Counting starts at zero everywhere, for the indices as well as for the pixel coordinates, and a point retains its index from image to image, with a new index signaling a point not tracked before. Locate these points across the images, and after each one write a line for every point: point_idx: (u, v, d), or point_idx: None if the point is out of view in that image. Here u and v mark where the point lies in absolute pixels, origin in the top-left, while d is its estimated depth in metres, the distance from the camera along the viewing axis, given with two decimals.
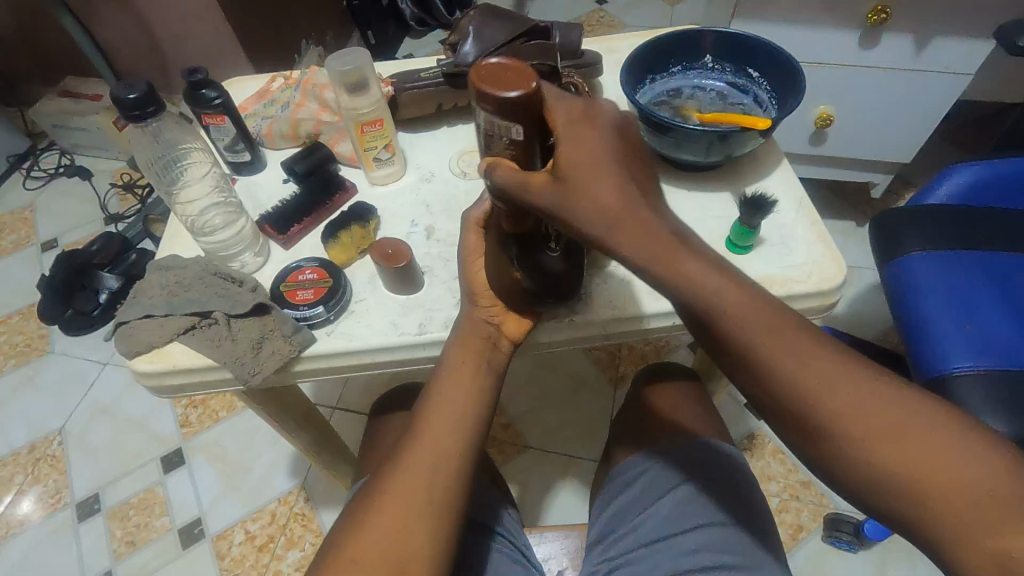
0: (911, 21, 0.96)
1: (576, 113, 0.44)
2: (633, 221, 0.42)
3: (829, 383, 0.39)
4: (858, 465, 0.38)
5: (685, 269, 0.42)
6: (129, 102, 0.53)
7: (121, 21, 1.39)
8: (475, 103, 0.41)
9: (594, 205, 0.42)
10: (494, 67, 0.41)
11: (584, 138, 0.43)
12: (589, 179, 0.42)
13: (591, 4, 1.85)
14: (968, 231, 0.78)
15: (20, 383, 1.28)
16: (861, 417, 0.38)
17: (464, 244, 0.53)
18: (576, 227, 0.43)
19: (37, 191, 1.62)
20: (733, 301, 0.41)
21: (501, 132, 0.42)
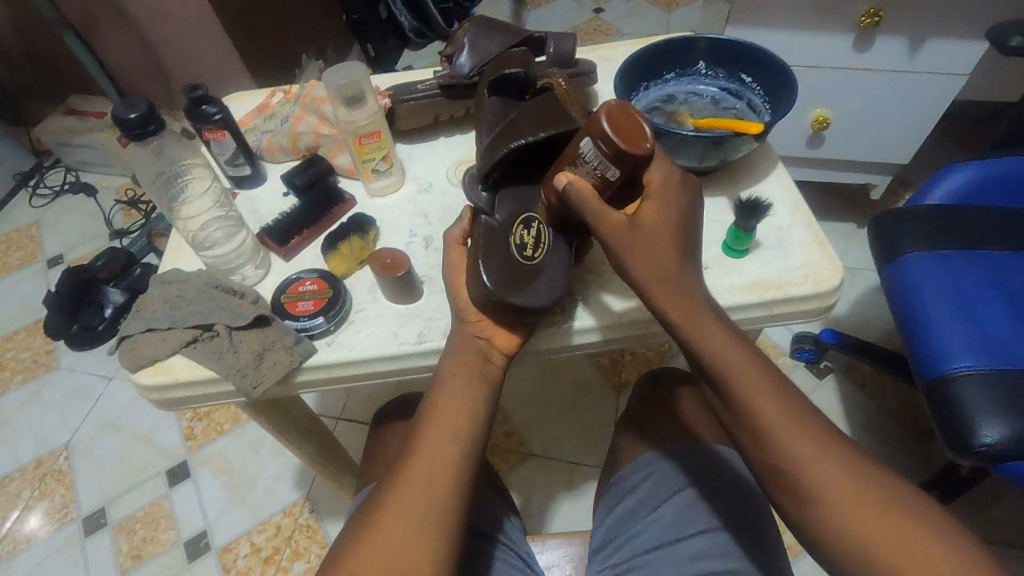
0: (905, 23, 0.97)
1: (666, 178, 0.50)
2: (672, 290, 0.48)
3: (810, 442, 0.44)
4: (833, 526, 0.42)
5: (705, 326, 0.47)
6: (131, 120, 0.54)
7: (125, 40, 1.41)
8: (595, 128, 0.47)
9: (648, 262, 0.48)
10: (618, 114, 0.47)
11: (665, 199, 0.50)
12: (654, 240, 0.49)
13: (587, 12, 1.86)
14: (968, 231, 0.78)
15: (26, 399, 1.29)
16: (841, 486, 0.42)
17: (447, 260, 0.57)
18: (626, 269, 0.49)
19: (43, 208, 1.64)
20: (732, 356, 0.46)
21: (596, 164, 0.48)
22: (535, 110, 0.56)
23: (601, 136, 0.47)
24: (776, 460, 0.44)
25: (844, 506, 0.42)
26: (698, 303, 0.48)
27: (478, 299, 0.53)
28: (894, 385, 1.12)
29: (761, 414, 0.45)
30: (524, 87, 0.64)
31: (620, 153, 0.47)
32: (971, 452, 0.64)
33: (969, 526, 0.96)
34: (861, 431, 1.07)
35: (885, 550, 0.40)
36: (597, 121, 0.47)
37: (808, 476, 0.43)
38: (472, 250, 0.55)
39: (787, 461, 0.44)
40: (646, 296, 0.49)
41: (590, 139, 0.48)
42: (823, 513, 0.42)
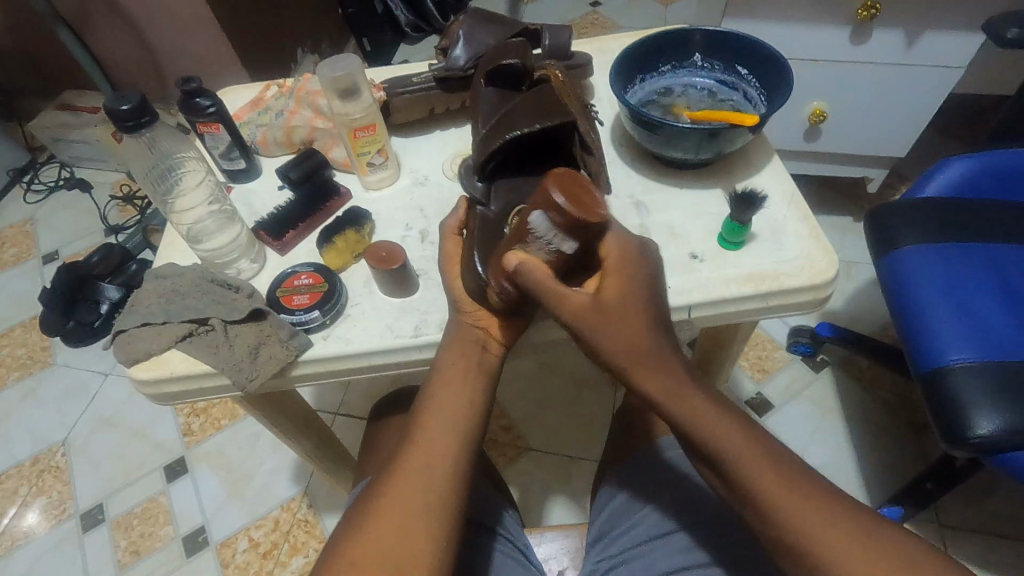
0: (902, 17, 0.97)
1: (622, 253, 0.50)
2: (650, 361, 0.48)
3: (822, 520, 0.42)
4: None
5: (691, 402, 0.47)
6: (123, 112, 0.54)
7: (119, 34, 1.40)
8: (543, 206, 0.43)
9: (616, 342, 0.47)
10: (568, 189, 0.42)
11: (624, 272, 0.49)
12: (618, 316, 0.48)
13: (584, 5, 1.86)
14: (963, 223, 0.78)
15: (22, 395, 1.29)
16: (845, 548, 0.40)
17: (442, 252, 0.56)
18: (594, 347, 0.48)
19: (38, 203, 1.64)
20: (730, 439, 0.45)
21: (550, 240, 0.45)
22: (526, 104, 0.57)
23: (551, 212, 0.43)
24: (785, 539, 0.42)
25: (820, 536, 0.41)
26: (676, 370, 0.48)
27: (472, 288, 0.53)
28: (890, 378, 1.12)
29: (734, 452, 0.45)
30: (520, 79, 0.63)
31: (573, 226, 0.43)
32: (966, 445, 0.64)
33: (963, 518, 0.97)
34: (856, 424, 1.08)
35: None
36: (547, 197, 0.42)
37: (829, 557, 0.40)
38: (468, 241, 0.55)
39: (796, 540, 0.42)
40: (621, 373, 0.48)
41: (541, 212, 0.44)
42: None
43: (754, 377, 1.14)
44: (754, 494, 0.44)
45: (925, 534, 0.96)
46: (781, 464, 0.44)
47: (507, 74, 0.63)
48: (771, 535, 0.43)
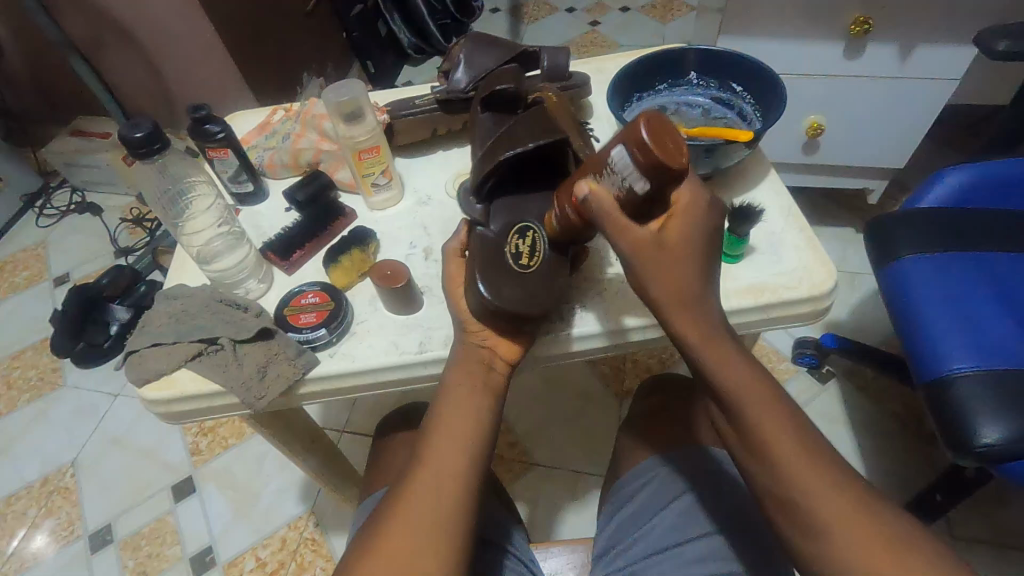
0: (894, 31, 0.98)
1: (692, 201, 0.49)
2: (689, 305, 0.48)
3: (824, 482, 0.43)
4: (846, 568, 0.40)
5: (710, 336, 0.48)
6: (136, 139, 0.55)
7: (129, 62, 1.44)
8: (630, 140, 0.42)
9: (667, 285, 0.48)
10: (657, 126, 0.41)
11: (691, 220, 0.49)
12: (674, 262, 0.48)
13: (584, 26, 1.89)
14: (961, 233, 0.79)
15: (32, 417, 1.30)
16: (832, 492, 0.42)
17: (447, 273, 0.57)
18: (643, 286, 0.49)
19: (50, 227, 1.67)
20: (732, 372, 0.47)
21: (627, 178, 0.44)
22: (516, 127, 0.58)
23: (636, 148, 0.41)
24: (784, 493, 0.43)
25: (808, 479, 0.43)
26: (711, 321, 0.48)
27: (480, 310, 0.53)
28: (896, 389, 1.12)
29: (736, 390, 0.46)
30: (515, 102, 0.65)
31: (655, 171, 0.42)
32: (971, 452, 0.64)
33: (973, 528, 0.96)
34: (864, 435, 1.07)
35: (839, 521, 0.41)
36: (635, 132, 0.41)
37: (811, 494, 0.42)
38: (471, 261, 0.55)
39: (798, 497, 0.43)
40: (660, 312, 0.49)
41: (624, 148, 0.43)
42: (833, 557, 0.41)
43: None
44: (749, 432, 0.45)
45: None
46: (793, 422, 0.45)
47: (502, 100, 0.65)
48: (771, 489, 0.44)
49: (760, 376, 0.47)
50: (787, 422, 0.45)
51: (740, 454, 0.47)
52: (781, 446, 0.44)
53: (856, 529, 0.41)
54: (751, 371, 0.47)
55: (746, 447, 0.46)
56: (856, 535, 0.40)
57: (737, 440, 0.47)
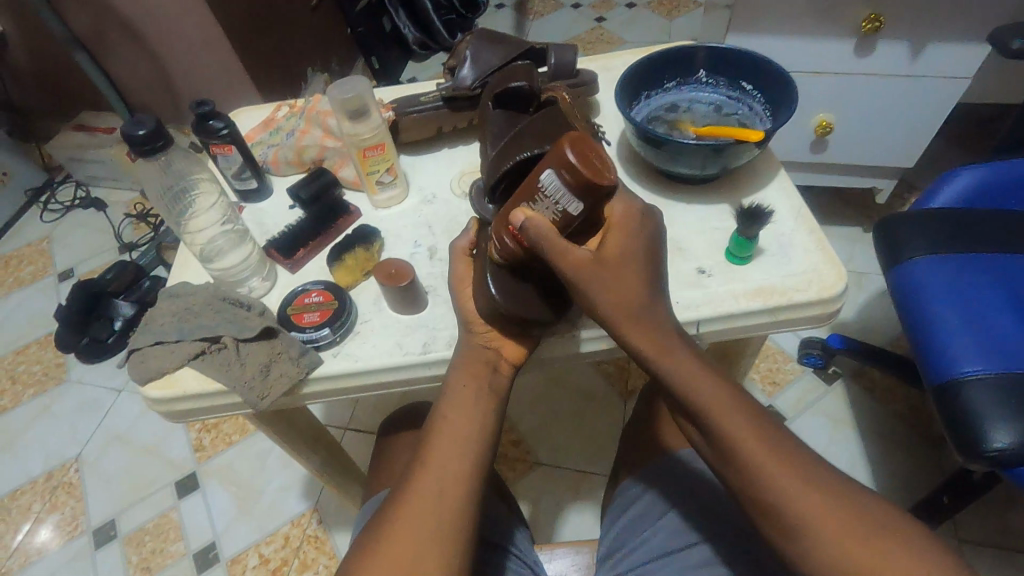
0: (906, 29, 0.97)
1: (627, 212, 0.50)
2: (640, 317, 0.48)
3: (800, 480, 0.43)
4: (837, 566, 0.41)
5: (676, 354, 0.49)
6: (139, 136, 0.55)
7: (133, 57, 1.44)
8: (555, 167, 0.43)
9: (613, 299, 0.48)
10: (580, 147, 0.43)
11: (629, 230, 0.50)
12: (620, 274, 0.48)
13: (590, 22, 1.88)
14: (973, 235, 0.78)
15: (37, 412, 1.30)
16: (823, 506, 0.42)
17: (454, 273, 0.56)
18: (594, 304, 0.48)
19: (54, 222, 1.67)
20: (707, 388, 0.47)
21: (559, 200, 0.44)
22: (528, 128, 0.56)
23: (564, 171, 0.43)
24: (764, 498, 0.44)
25: (797, 494, 0.43)
26: (666, 332, 0.49)
27: (487, 312, 0.52)
28: (903, 390, 1.11)
29: (714, 407, 0.46)
30: (526, 101, 0.64)
31: (582, 190, 0.43)
32: (981, 457, 0.63)
33: (980, 532, 0.95)
34: (870, 436, 1.06)
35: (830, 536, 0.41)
36: (558, 155, 0.43)
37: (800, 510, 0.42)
38: (478, 262, 0.54)
39: (777, 498, 0.43)
40: (611, 327, 0.49)
41: (552, 173, 0.44)
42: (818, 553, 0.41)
43: (765, 390, 1.13)
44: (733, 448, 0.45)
45: None
46: (764, 424, 0.46)
47: (512, 95, 0.64)
48: (752, 495, 0.45)
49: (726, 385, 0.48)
50: (757, 425, 0.46)
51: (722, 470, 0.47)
52: (754, 451, 0.45)
53: (836, 523, 0.41)
54: (715, 380, 0.48)
55: (719, 455, 0.47)
56: (837, 531, 0.41)
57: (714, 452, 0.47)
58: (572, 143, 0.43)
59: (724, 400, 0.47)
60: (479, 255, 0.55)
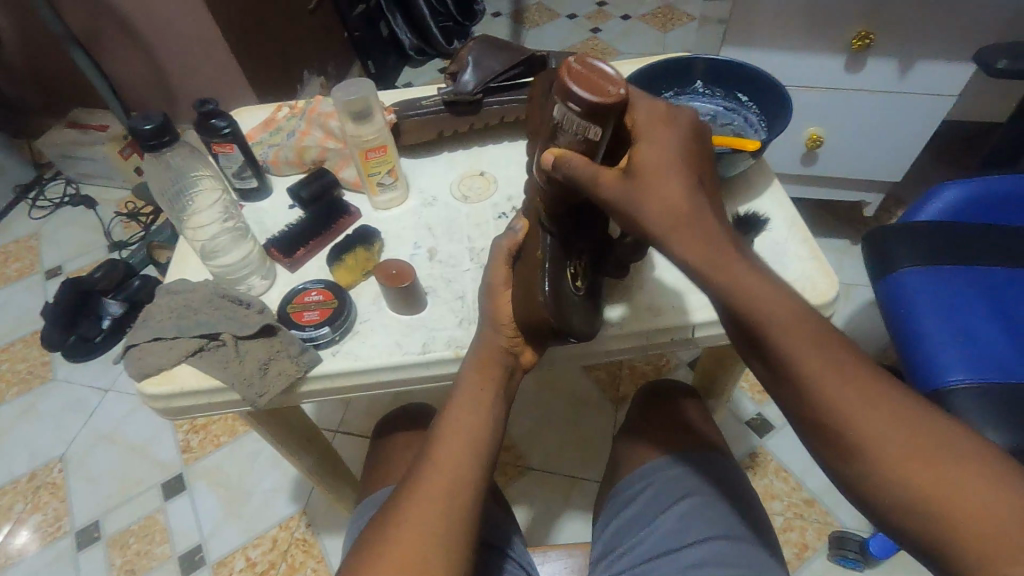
0: (896, 47, 1.00)
1: (651, 114, 0.48)
2: (690, 219, 0.45)
3: (885, 418, 0.40)
4: (908, 506, 0.39)
5: (731, 266, 0.44)
6: (146, 131, 0.55)
7: (129, 55, 1.43)
8: (561, 97, 0.44)
9: (661, 203, 0.45)
10: (580, 66, 0.44)
11: (655, 137, 0.47)
12: (659, 178, 0.46)
13: (585, 32, 1.91)
14: (957, 247, 0.80)
15: (20, 411, 1.28)
16: (901, 446, 0.39)
17: (492, 278, 0.53)
18: (640, 212, 0.46)
19: (43, 219, 1.65)
20: (775, 311, 0.43)
21: (576, 128, 0.45)
22: None
23: (569, 101, 0.43)
24: (840, 435, 0.41)
25: (873, 433, 0.40)
26: (717, 238, 0.45)
27: (519, 319, 0.51)
28: None
29: (784, 336, 0.42)
30: None
31: (592, 109, 0.43)
32: None
33: None
34: None
35: (908, 475, 0.39)
36: (562, 84, 0.43)
37: (874, 446, 0.40)
38: (526, 268, 0.51)
39: (840, 422, 0.41)
40: (661, 241, 0.46)
41: (560, 106, 0.44)
42: (878, 476, 0.40)
43: (754, 399, 1.12)
44: (798, 380, 0.42)
45: None
46: (829, 343, 0.43)
47: None
48: (806, 412, 0.43)
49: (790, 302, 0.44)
50: (824, 342, 0.43)
51: (785, 400, 0.44)
52: (813, 373, 0.42)
53: (914, 463, 0.39)
54: (778, 297, 0.43)
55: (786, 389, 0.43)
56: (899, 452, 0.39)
57: (772, 378, 0.45)
58: (574, 66, 0.44)
59: (795, 324, 0.43)
60: (525, 260, 0.51)
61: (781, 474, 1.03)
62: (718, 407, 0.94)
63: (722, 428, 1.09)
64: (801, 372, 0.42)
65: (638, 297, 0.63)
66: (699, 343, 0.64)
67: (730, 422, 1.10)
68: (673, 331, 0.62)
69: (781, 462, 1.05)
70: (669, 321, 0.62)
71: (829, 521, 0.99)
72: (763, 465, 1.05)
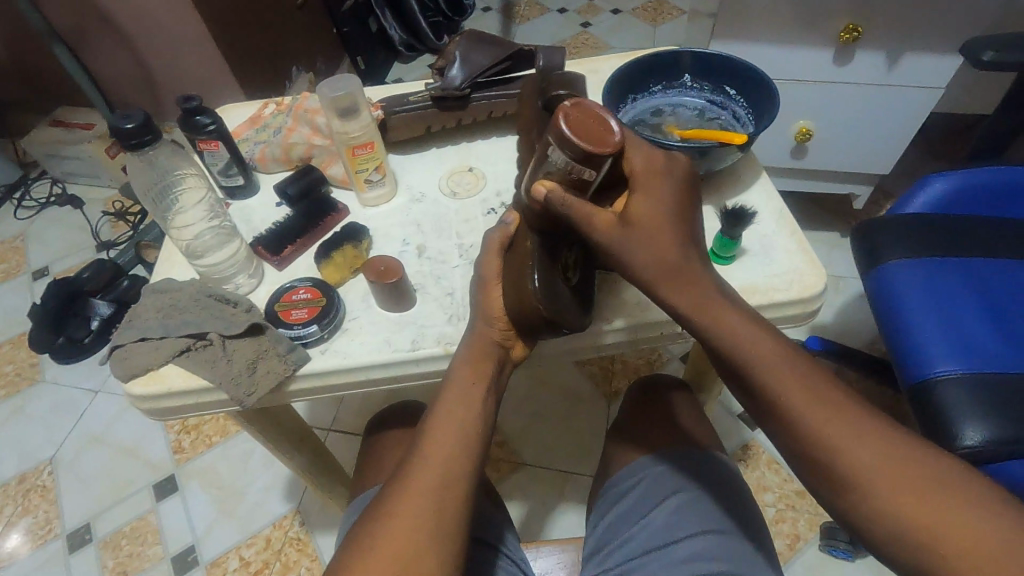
0: (883, 40, 1.00)
1: (647, 163, 0.50)
2: (681, 271, 0.48)
3: (877, 454, 0.43)
4: (905, 539, 0.41)
5: (720, 310, 0.48)
6: (127, 130, 0.54)
7: (114, 51, 1.42)
8: (555, 141, 0.44)
9: (654, 254, 0.48)
10: (576, 109, 0.44)
11: (649, 188, 0.49)
12: (653, 227, 0.48)
13: (576, 26, 1.90)
14: (945, 239, 0.80)
15: (9, 413, 1.27)
16: (893, 479, 0.42)
17: (485, 270, 0.53)
18: (630, 262, 0.48)
19: (29, 219, 1.63)
20: (763, 353, 0.47)
21: (571, 169, 0.45)
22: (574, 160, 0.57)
23: (564, 145, 0.43)
24: (835, 471, 0.43)
25: (866, 467, 0.42)
26: (708, 288, 0.49)
27: (511, 313, 0.51)
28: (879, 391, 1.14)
29: (775, 375, 0.46)
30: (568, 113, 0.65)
31: (588, 154, 0.43)
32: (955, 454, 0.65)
33: None
34: None
35: (903, 509, 0.41)
36: (557, 129, 0.43)
37: (867, 481, 0.42)
38: (515, 262, 0.51)
39: (833, 457, 0.43)
40: (652, 288, 0.49)
41: (555, 146, 0.44)
42: (874, 510, 0.42)
43: None
44: (791, 419, 0.45)
45: None
46: (817, 381, 0.46)
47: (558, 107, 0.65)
48: (799, 450, 0.45)
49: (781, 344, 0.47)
50: (815, 382, 0.46)
51: (780, 439, 0.47)
52: (806, 410, 0.45)
53: (907, 496, 0.41)
54: (770, 341, 0.47)
55: (781, 427, 0.46)
56: (892, 486, 0.42)
57: (766, 419, 0.48)
58: (569, 108, 0.44)
59: (783, 364, 0.46)
60: (516, 254, 0.52)
61: (772, 466, 1.04)
62: (709, 400, 0.94)
63: (714, 422, 1.09)
64: (791, 411, 0.45)
65: (630, 291, 0.63)
66: (690, 337, 0.64)
67: (721, 415, 1.10)
68: (663, 325, 0.62)
69: (773, 454, 1.05)
70: (659, 314, 0.62)
71: (820, 512, 0.99)
72: (754, 458, 1.05)
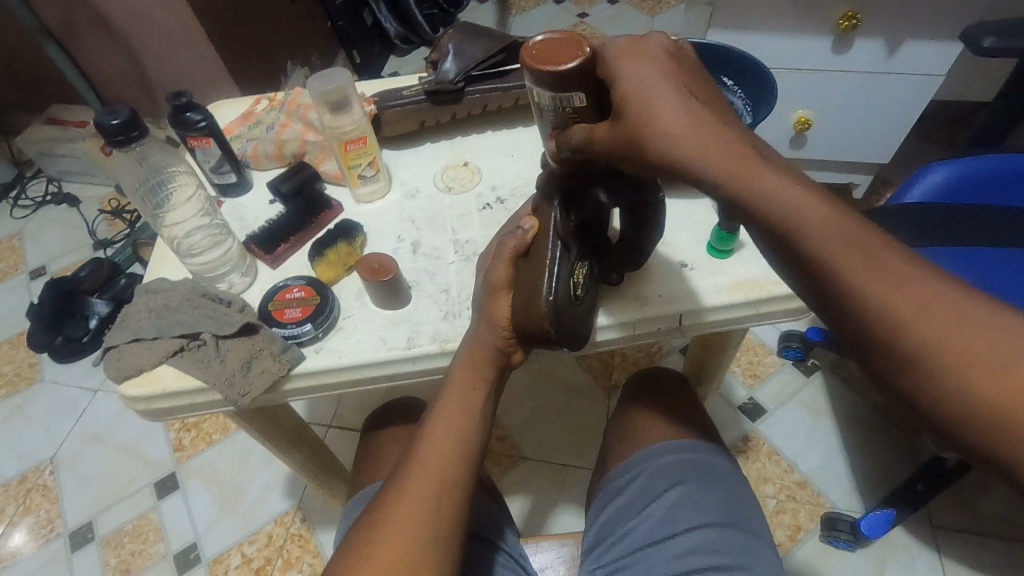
0: (882, 27, 0.99)
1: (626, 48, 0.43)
2: (697, 132, 0.39)
3: (950, 325, 0.33)
4: (988, 428, 0.32)
5: (749, 166, 0.37)
6: (112, 126, 0.54)
7: (106, 48, 1.40)
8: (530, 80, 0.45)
9: (658, 131, 0.39)
10: (541, 42, 0.45)
11: (637, 62, 0.42)
12: (649, 105, 0.40)
13: (573, 17, 1.88)
14: (947, 228, 0.79)
15: (10, 413, 1.27)
16: (975, 358, 0.32)
17: (493, 275, 0.52)
18: (635, 147, 0.41)
19: (26, 219, 1.62)
20: (808, 212, 0.36)
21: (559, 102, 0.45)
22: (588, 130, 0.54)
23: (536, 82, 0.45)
24: (896, 350, 0.34)
25: (935, 341, 0.33)
26: (735, 143, 0.39)
27: (519, 325, 0.51)
28: None
29: (823, 237, 0.36)
30: None
31: (564, 78, 0.43)
32: None
33: (958, 518, 0.96)
34: (850, 426, 1.06)
35: (987, 394, 0.32)
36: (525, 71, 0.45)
37: (936, 361, 0.33)
38: (528, 274, 0.50)
39: (893, 330, 0.34)
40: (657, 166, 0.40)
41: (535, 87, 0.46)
42: (947, 394, 0.33)
43: (746, 383, 1.12)
44: (843, 289, 0.35)
45: (917, 538, 0.95)
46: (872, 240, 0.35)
47: None
48: (854, 326, 0.36)
49: (828, 200, 0.37)
50: (873, 247, 0.35)
51: (827, 315, 0.37)
52: (855, 272, 0.35)
53: (993, 375, 0.32)
54: (813, 196, 0.36)
55: (830, 301, 0.36)
56: (959, 355, 0.33)
57: (810, 293, 0.38)
58: (536, 45, 0.45)
59: (834, 224, 0.36)
60: (529, 262, 0.51)
61: (773, 457, 1.04)
62: (708, 393, 0.94)
63: (713, 414, 1.09)
64: (844, 280, 0.35)
65: (628, 286, 0.63)
66: (688, 332, 0.64)
67: (721, 407, 1.10)
68: (661, 320, 0.62)
69: (773, 445, 1.05)
70: (657, 309, 0.62)
71: (821, 503, 0.99)
72: (755, 449, 1.05)
